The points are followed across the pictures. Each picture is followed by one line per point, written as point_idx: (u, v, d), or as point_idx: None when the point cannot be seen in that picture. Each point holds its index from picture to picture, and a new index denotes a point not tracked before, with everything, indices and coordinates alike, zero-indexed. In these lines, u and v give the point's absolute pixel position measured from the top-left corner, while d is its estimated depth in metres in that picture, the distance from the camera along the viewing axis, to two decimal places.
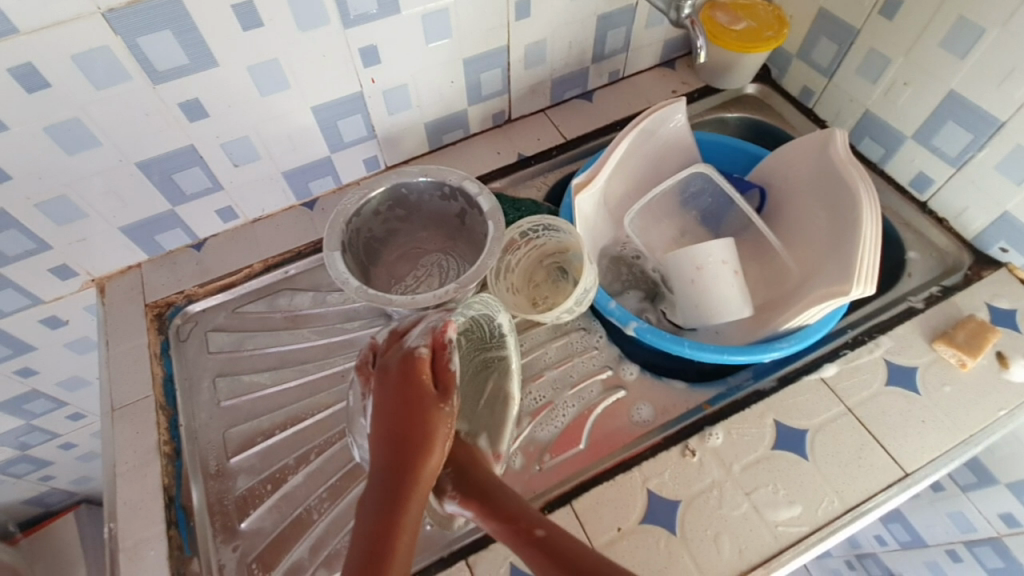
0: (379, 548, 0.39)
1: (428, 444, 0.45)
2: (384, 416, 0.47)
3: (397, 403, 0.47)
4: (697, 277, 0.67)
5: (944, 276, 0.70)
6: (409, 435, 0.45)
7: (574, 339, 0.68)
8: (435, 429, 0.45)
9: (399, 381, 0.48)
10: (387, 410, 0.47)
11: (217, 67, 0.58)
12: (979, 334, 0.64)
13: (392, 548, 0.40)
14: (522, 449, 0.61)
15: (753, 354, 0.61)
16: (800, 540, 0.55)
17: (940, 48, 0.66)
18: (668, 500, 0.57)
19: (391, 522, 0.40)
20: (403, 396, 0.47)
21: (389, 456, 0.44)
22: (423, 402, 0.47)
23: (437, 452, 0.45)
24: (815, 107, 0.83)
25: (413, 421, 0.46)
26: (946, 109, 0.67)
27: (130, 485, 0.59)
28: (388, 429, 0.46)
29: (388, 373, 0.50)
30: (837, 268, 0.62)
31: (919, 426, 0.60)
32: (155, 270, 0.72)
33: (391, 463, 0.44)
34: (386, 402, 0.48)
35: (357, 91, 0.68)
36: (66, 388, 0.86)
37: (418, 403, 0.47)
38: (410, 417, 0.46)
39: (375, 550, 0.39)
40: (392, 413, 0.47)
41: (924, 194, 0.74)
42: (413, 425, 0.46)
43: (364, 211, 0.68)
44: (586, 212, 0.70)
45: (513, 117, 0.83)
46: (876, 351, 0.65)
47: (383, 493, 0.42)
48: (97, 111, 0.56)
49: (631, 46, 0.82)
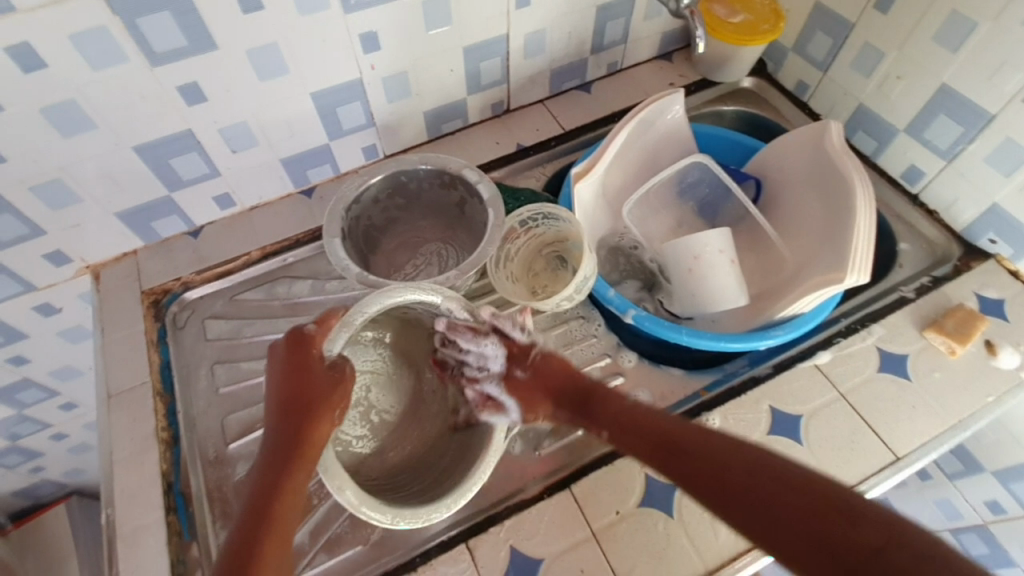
0: (262, 507, 0.45)
1: (316, 415, 0.49)
2: (275, 390, 0.51)
3: (286, 376, 0.52)
4: (694, 266, 0.67)
5: (934, 267, 0.72)
6: (298, 406, 0.50)
7: (573, 327, 0.69)
8: (324, 399, 0.50)
9: (288, 358, 0.52)
10: (278, 384, 0.52)
11: (217, 50, 0.58)
12: (968, 323, 0.65)
13: (279, 503, 0.45)
14: (522, 435, 0.61)
15: (750, 341, 0.62)
16: None
17: (933, 42, 0.67)
18: (666, 484, 0.58)
19: (274, 484, 0.46)
20: (292, 373, 0.52)
21: (279, 425, 0.49)
22: (313, 376, 0.51)
23: (325, 422, 0.50)
24: (809, 100, 0.85)
25: (304, 393, 0.50)
26: (938, 103, 0.69)
27: (128, 472, 0.58)
28: (278, 400, 0.51)
29: (278, 349, 0.53)
30: (833, 256, 0.63)
31: (909, 412, 0.62)
32: (151, 257, 0.71)
33: (281, 431, 0.49)
34: (277, 376, 0.52)
35: (357, 77, 0.67)
36: (60, 377, 0.85)
37: (308, 377, 0.51)
38: (299, 390, 0.50)
39: (261, 507, 0.45)
40: (283, 386, 0.51)
41: (915, 187, 0.76)
42: (302, 396, 0.50)
43: (364, 199, 0.68)
44: (585, 201, 0.71)
45: (512, 107, 0.83)
46: (869, 339, 0.66)
47: (273, 459, 0.47)
48: (95, 92, 0.56)
49: (630, 37, 0.83)
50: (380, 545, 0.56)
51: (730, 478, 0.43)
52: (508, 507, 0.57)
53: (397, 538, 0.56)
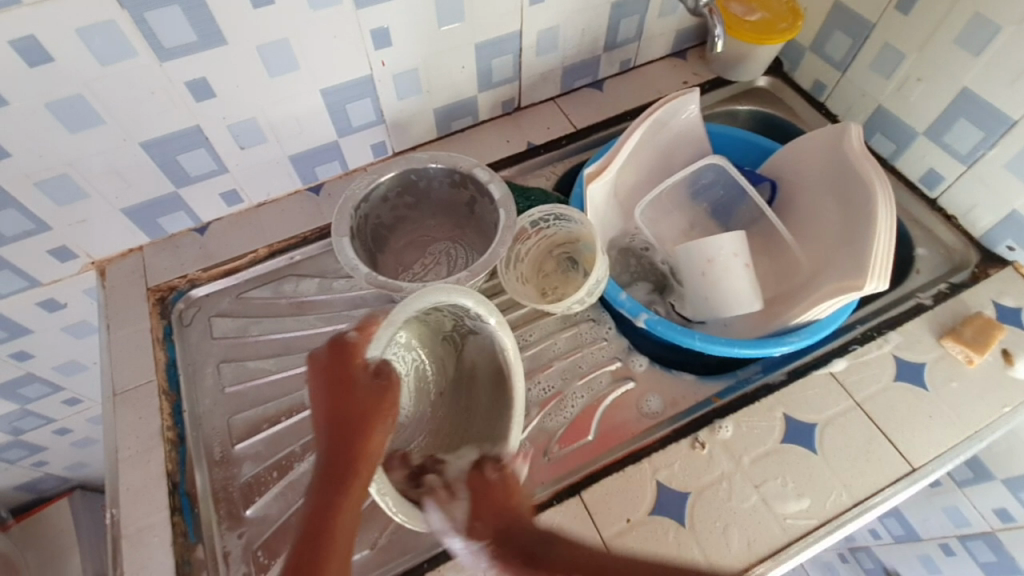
0: (318, 527, 0.43)
1: (366, 427, 0.47)
2: (320, 402, 0.49)
3: (331, 388, 0.49)
4: (707, 270, 0.66)
5: (952, 273, 0.70)
6: (348, 420, 0.47)
7: (583, 330, 0.68)
8: (374, 411, 0.47)
9: (331, 368, 0.49)
10: (324, 395, 0.49)
11: (226, 45, 0.57)
12: (986, 331, 0.64)
13: (335, 523, 0.43)
14: (531, 439, 0.61)
15: (764, 348, 0.61)
16: (809, 533, 0.55)
17: (955, 45, 0.65)
18: (677, 492, 0.57)
19: (329, 502, 0.44)
20: (336, 383, 0.49)
21: (330, 440, 0.47)
22: (358, 388, 0.48)
23: (376, 434, 0.47)
24: (826, 101, 0.83)
25: (352, 403, 0.48)
26: (958, 107, 0.67)
27: (133, 472, 0.58)
28: (325, 412, 0.48)
29: (319, 358, 0.50)
30: (850, 262, 0.62)
31: (926, 421, 0.61)
32: (157, 254, 0.70)
33: (331, 446, 0.46)
34: (321, 386, 0.49)
35: (367, 73, 0.66)
36: (63, 372, 0.84)
37: (353, 388, 0.48)
38: (346, 401, 0.48)
39: (317, 529, 0.43)
40: (329, 397, 0.48)
41: (933, 191, 0.74)
42: (350, 408, 0.47)
43: (373, 197, 0.67)
44: (597, 202, 0.70)
45: (523, 105, 0.82)
46: (885, 346, 0.65)
47: (325, 477, 0.45)
48: (102, 87, 0.55)
49: (643, 35, 0.81)
50: (389, 549, 0.55)
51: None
52: None
53: (405, 542, 0.55)
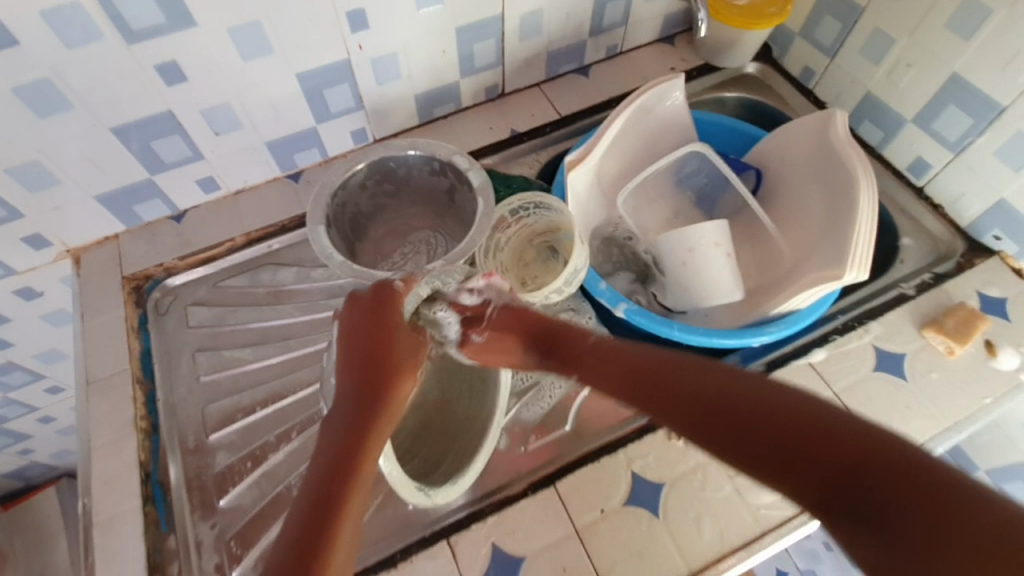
0: (347, 457, 0.41)
1: (399, 374, 0.48)
2: (355, 340, 0.49)
3: (370, 328, 0.49)
4: (689, 259, 0.65)
5: (937, 263, 0.69)
6: (384, 360, 0.48)
7: (563, 320, 0.67)
8: (409, 361, 0.49)
9: (372, 310, 0.50)
10: (362, 333, 0.49)
11: (197, 27, 0.55)
12: (969, 322, 0.63)
13: (365, 457, 0.42)
14: (507, 429, 0.60)
15: (743, 338, 0.61)
16: (782, 524, 0.55)
17: (945, 30, 0.64)
18: (652, 483, 0.57)
19: (360, 437, 0.43)
20: (377, 325, 0.49)
21: (364, 374, 0.47)
22: (398, 334, 0.50)
23: (406, 384, 0.48)
24: (815, 88, 0.82)
25: (388, 348, 0.49)
26: (948, 93, 0.66)
27: (107, 460, 0.58)
28: (358, 350, 0.48)
29: (361, 298, 0.51)
30: (831, 252, 0.61)
31: (904, 413, 0.60)
32: (133, 242, 0.70)
33: (365, 381, 0.46)
34: (357, 325, 0.50)
35: (345, 58, 0.65)
36: (44, 360, 0.84)
37: (394, 332, 0.49)
38: (382, 345, 0.49)
39: (349, 454, 0.41)
40: (365, 338, 0.49)
41: (920, 180, 0.73)
42: (388, 349, 0.49)
43: (349, 185, 0.66)
44: (578, 190, 0.69)
45: (507, 91, 0.81)
46: (866, 337, 0.65)
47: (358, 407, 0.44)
48: (70, 71, 0.54)
49: (630, 19, 0.80)
50: (362, 539, 0.55)
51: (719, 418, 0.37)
52: (491, 504, 0.56)
53: (378, 532, 0.55)
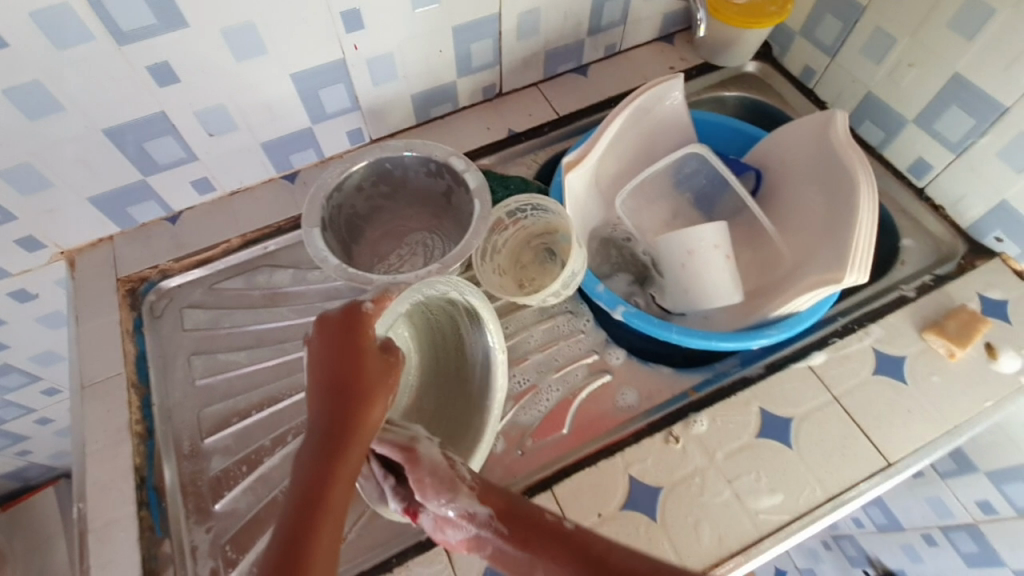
0: (312, 496, 0.39)
1: (368, 397, 0.44)
2: (323, 365, 0.46)
3: (336, 352, 0.46)
4: (688, 262, 0.65)
5: (937, 265, 0.69)
6: (352, 386, 0.45)
7: (560, 322, 0.67)
8: (380, 382, 0.45)
9: (340, 332, 0.47)
10: (330, 357, 0.46)
11: (189, 29, 0.55)
12: (970, 325, 0.63)
13: (330, 494, 0.40)
14: (504, 433, 0.60)
15: (742, 341, 0.60)
16: (780, 529, 0.54)
17: (948, 29, 0.63)
18: (650, 486, 0.56)
19: (324, 474, 0.40)
20: (344, 348, 0.46)
21: (329, 403, 0.44)
22: (367, 356, 0.46)
23: (377, 406, 0.44)
24: (816, 87, 0.81)
25: (356, 371, 0.45)
26: (950, 93, 0.65)
27: (102, 465, 0.57)
28: (325, 375, 0.46)
29: (330, 319, 0.48)
30: (831, 254, 0.61)
31: (904, 416, 0.60)
32: (128, 244, 0.69)
33: (330, 410, 0.44)
34: (325, 348, 0.47)
35: (340, 58, 0.64)
36: (41, 362, 0.84)
37: (362, 355, 0.46)
38: (350, 369, 0.45)
39: (309, 499, 0.39)
40: (332, 364, 0.46)
41: (921, 181, 0.73)
42: (356, 373, 0.45)
43: (345, 186, 0.65)
44: (576, 191, 0.68)
45: (505, 91, 0.80)
46: (865, 339, 0.64)
47: (320, 443, 0.42)
48: (60, 72, 0.53)
49: (629, 18, 0.79)
50: (358, 544, 0.55)
51: None
52: None
53: (374, 537, 0.55)
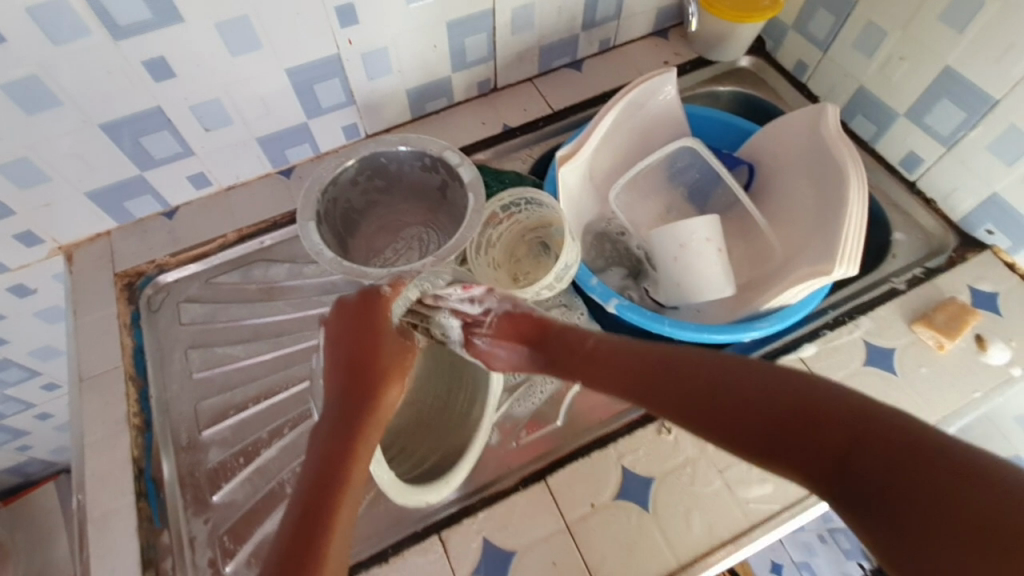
0: (337, 461, 0.44)
1: (387, 378, 0.49)
2: (346, 346, 0.50)
3: (357, 335, 0.51)
4: (680, 255, 0.65)
5: (928, 258, 0.70)
6: (374, 363, 0.49)
7: (555, 316, 0.67)
8: (398, 366, 0.50)
9: (361, 317, 0.52)
10: (351, 339, 0.51)
11: (184, 23, 0.55)
12: (959, 317, 0.64)
13: (353, 462, 0.44)
14: (498, 425, 0.61)
15: (733, 333, 0.61)
16: (770, 518, 0.55)
17: (938, 23, 0.64)
18: (642, 476, 0.57)
19: (348, 443, 0.45)
20: (364, 329, 0.51)
21: (354, 377, 0.49)
22: (387, 338, 0.51)
23: (395, 387, 0.49)
24: (809, 82, 0.81)
25: (376, 354, 0.50)
26: (940, 87, 0.66)
27: (100, 457, 0.58)
28: (347, 356, 0.50)
29: (349, 303, 0.52)
30: (821, 247, 0.62)
31: (894, 407, 0.61)
32: (125, 238, 0.70)
33: (353, 386, 0.48)
34: (347, 331, 0.51)
35: (335, 53, 0.64)
36: (39, 357, 0.84)
37: (383, 336, 0.51)
38: (371, 351, 0.50)
39: (336, 462, 0.44)
40: (354, 346, 0.50)
41: (913, 174, 0.73)
42: (378, 353, 0.50)
43: (340, 181, 0.66)
44: (570, 185, 0.69)
45: (500, 86, 0.80)
46: (856, 332, 0.65)
47: (347, 412, 0.46)
48: (56, 67, 0.53)
49: (623, 13, 0.79)
50: (355, 536, 0.55)
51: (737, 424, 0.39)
52: (482, 499, 0.56)
53: (370, 528, 0.56)
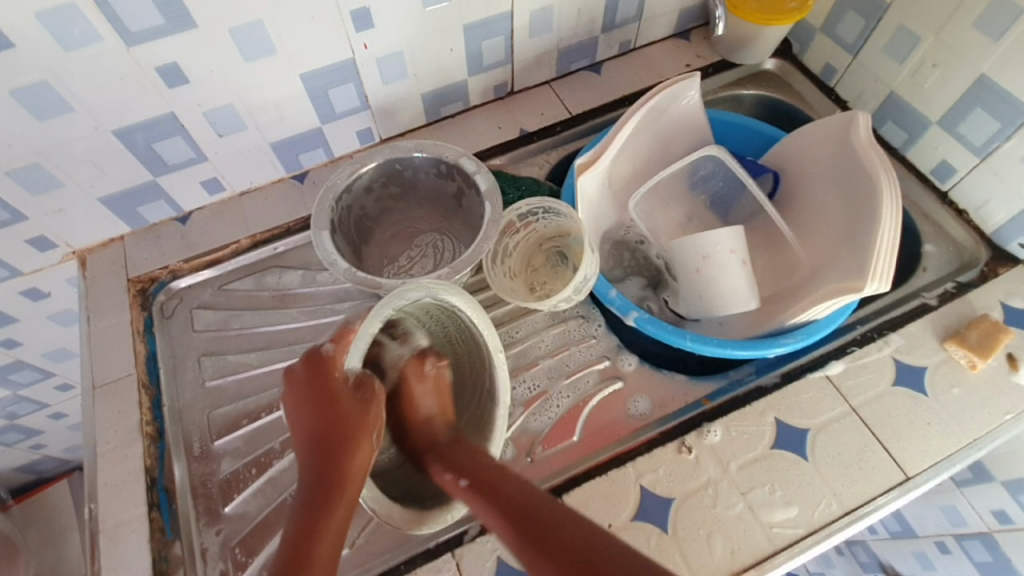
0: (299, 552, 0.39)
1: (350, 444, 0.45)
2: (305, 423, 0.47)
3: (313, 408, 0.47)
4: (702, 267, 0.64)
5: (959, 272, 0.67)
6: (332, 433, 0.45)
7: (572, 327, 0.66)
8: (360, 424, 0.46)
9: (311, 386, 0.48)
10: (310, 413, 0.47)
11: (196, 28, 0.54)
12: (992, 335, 0.61)
13: (315, 547, 0.40)
14: (514, 439, 0.59)
15: (757, 350, 0.59)
16: (795, 543, 0.53)
17: (974, 28, 0.61)
18: (661, 497, 0.55)
19: (310, 525, 0.41)
20: (319, 399, 0.47)
21: (315, 455, 0.45)
22: (340, 399, 0.46)
23: (361, 450, 0.45)
24: (836, 86, 0.79)
25: (335, 420, 0.46)
26: (975, 96, 0.63)
27: (113, 466, 0.58)
28: (310, 432, 0.47)
29: (297, 373, 0.48)
30: (851, 262, 0.59)
31: (923, 429, 0.58)
32: (138, 243, 0.69)
33: (318, 462, 0.45)
34: (303, 406, 0.48)
35: (349, 58, 0.63)
36: (54, 359, 0.84)
37: (336, 400, 0.46)
38: (330, 419, 0.46)
39: (297, 551, 0.40)
40: (312, 421, 0.47)
41: (945, 184, 0.71)
42: (335, 422, 0.46)
43: (354, 188, 0.65)
44: (588, 194, 0.67)
45: (517, 89, 0.78)
46: (885, 349, 0.63)
47: (309, 495, 0.43)
48: (69, 73, 0.52)
49: (644, 15, 0.77)
50: (369, 551, 0.55)
51: (531, 541, 0.39)
52: None
53: (384, 542, 0.55)
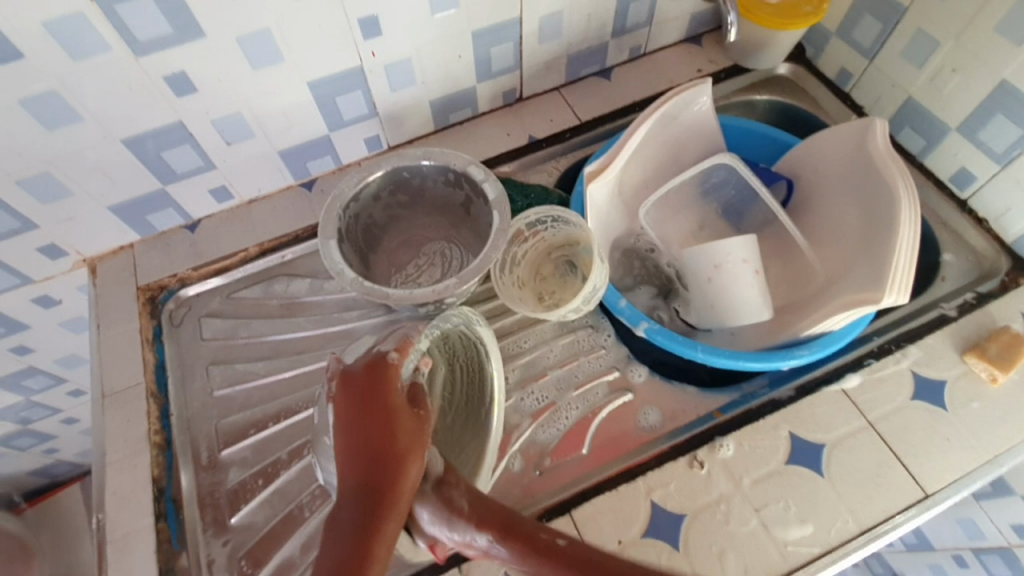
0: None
1: (401, 464, 0.41)
2: (354, 430, 0.43)
3: (364, 417, 0.44)
4: (714, 276, 0.62)
5: (979, 282, 0.65)
6: (384, 449, 0.42)
7: (580, 337, 0.65)
8: (414, 444, 0.43)
9: (365, 393, 0.45)
10: (358, 421, 0.44)
11: (205, 38, 0.54)
12: (1013, 348, 0.60)
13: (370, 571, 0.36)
14: (522, 451, 0.59)
15: (771, 362, 0.58)
16: (810, 562, 0.52)
17: (996, 32, 0.59)
18: (672, 513, 0.54)
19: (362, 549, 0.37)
20: (373, 409, 0.44)
21: (362, 468, 0.41)
22: (398, 412, 0.44)
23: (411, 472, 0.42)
24: (852, 91, 0.77)
25: (388, 434, 0.43)
26: (996, 101, 0.61)
27: (122, 475, 0.58)
28: (356, 441, 0.43)
29: (352, 375, 0.46)
30: (868, 273, 0.58)
31: (942, 444, 0.57)
32: (148, 251, 0.69)
33: (366, 477, 0.41)
34: (351, 412, 0.44)
35: (357, 65, 0.63)
36: (65, 365, 0.85)
37: (393, 413, 0.44)
38: (382, 432, 0.43)
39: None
40: (360, 430, 0.43)
41: (964, 191, 0.69)
42: (390, 436, 0.42)
43: (362, 197, 0.64)
44: (598, 202, 0.66)
45: (526, 95, 0.78)
46: (903, 361, 0.61)
47: (357, 513, 0.39)
48: (78, 83, 0.53)
49: (655, 19, 0.76)
50: None
51: None
52: None
53: None
